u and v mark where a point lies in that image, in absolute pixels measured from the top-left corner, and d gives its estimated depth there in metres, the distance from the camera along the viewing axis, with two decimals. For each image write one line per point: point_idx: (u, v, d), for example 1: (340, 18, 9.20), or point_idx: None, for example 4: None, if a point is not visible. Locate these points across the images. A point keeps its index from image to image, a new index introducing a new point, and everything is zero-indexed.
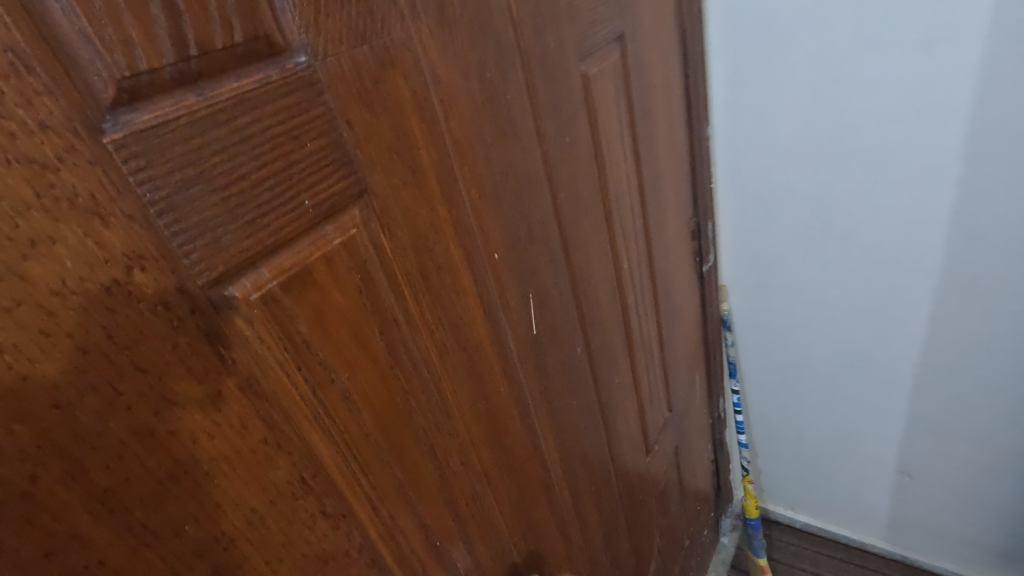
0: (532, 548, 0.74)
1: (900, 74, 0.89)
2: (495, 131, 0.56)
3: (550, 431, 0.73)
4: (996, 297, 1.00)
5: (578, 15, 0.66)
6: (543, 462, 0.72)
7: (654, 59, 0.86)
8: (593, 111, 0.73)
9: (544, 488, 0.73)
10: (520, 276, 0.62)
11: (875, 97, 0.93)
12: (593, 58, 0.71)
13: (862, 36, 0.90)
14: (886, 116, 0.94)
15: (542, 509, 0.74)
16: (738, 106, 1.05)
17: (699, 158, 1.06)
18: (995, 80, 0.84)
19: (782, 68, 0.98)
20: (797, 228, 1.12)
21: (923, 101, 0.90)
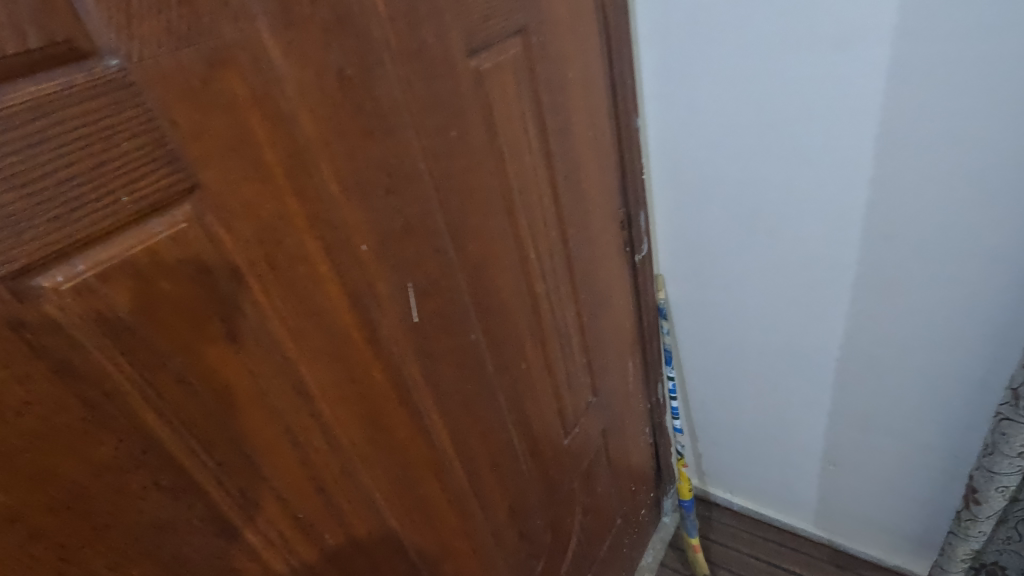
0: (420, 522, 0.78)
1: (816, 71, 0.90)
2: (360, 128, 0.57)
3: (439, 413, 0.76)
4: (908, 293, 1.03)
5: (464, 10, 0.67)
6: (431, 443, 0.76)
7: (569, 51, 0.87)
8: (490, 104, 0.74)
9: (433, 467, 0.78)
10: (394, 267, 0.65)
11: (794, 93, 0.94)
12: (487, 52, 0.71)
13: (782, 33, 0.90)
14: (805, 114, 0.95)
15: (432, 487, 0.78)
16: (668, 98, 1.05)
17: (628, 148, 1.07)
18: (904, 80, 0.85)
19: (708, 61, 0.98)
20: (726, 220, 1.15)
21: (837, 99, 0.91)
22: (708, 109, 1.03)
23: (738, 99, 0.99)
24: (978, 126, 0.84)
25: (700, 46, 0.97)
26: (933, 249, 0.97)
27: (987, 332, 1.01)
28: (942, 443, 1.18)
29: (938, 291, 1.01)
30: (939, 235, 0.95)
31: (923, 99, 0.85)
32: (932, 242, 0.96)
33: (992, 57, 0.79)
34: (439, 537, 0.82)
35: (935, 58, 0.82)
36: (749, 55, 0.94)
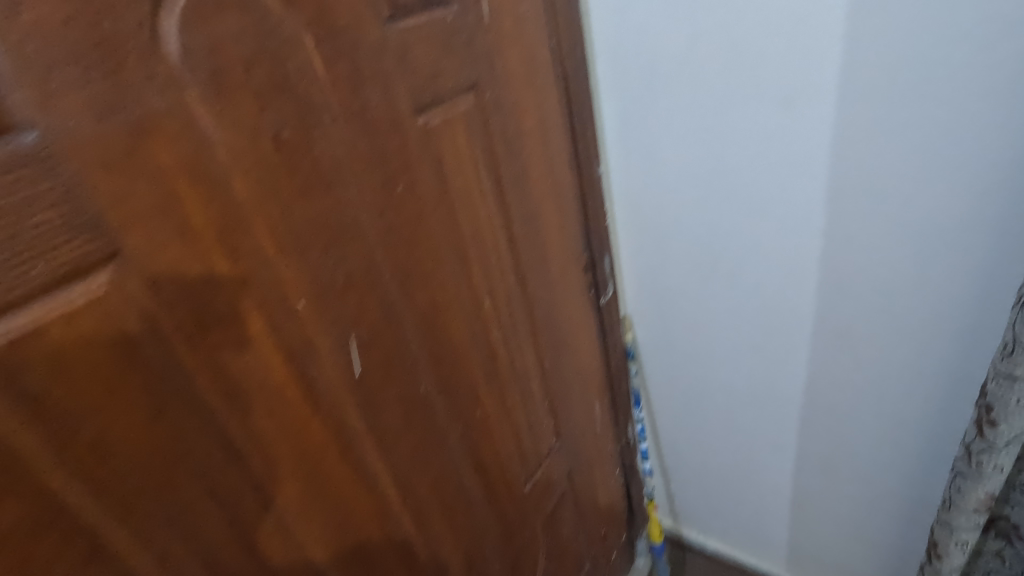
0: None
1: (765, 127, 0.93)
2: (298, 186, 0.58)
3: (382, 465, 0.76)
4: (864, 343, 1.05)
5: (411, 71, 0.69)
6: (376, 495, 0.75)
7: (525, 103, 0.89)
8: (440, 158, 0.76)
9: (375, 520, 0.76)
10: (335, 321, 0.65)
11: (746, 146, 0.97)
12: (436, 109, 0.73)
13: (732, 91, 0.93)
14: (758, 166, 0.98)
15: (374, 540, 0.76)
16: (629, 147, 1.09)
17: (590, 194, 1.09)
18: (848, 139, 0.88)
19: (665, 115, 1.01)
20: (687, 265, 1.17)
21: (787, 154, 0.94)
22: (666, 159, 1.06)
23: (694, 150, 1.02)
24: (919, 184, 0.87)
25: (656, 98, 1.01)
26: (884, 301, 0.99)
27: (944, 383, 1.01)
28: (906, 492, 1.17)
29: (894, 342, 1.02)
30: (889, 288, 0.97)
31: (866, 157, 0.88)
32: (883, 295, 0.98)
33: (928, 119, 0.81)
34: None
35: (877, 117, 0.85)
36: (703, 109, 0.97)
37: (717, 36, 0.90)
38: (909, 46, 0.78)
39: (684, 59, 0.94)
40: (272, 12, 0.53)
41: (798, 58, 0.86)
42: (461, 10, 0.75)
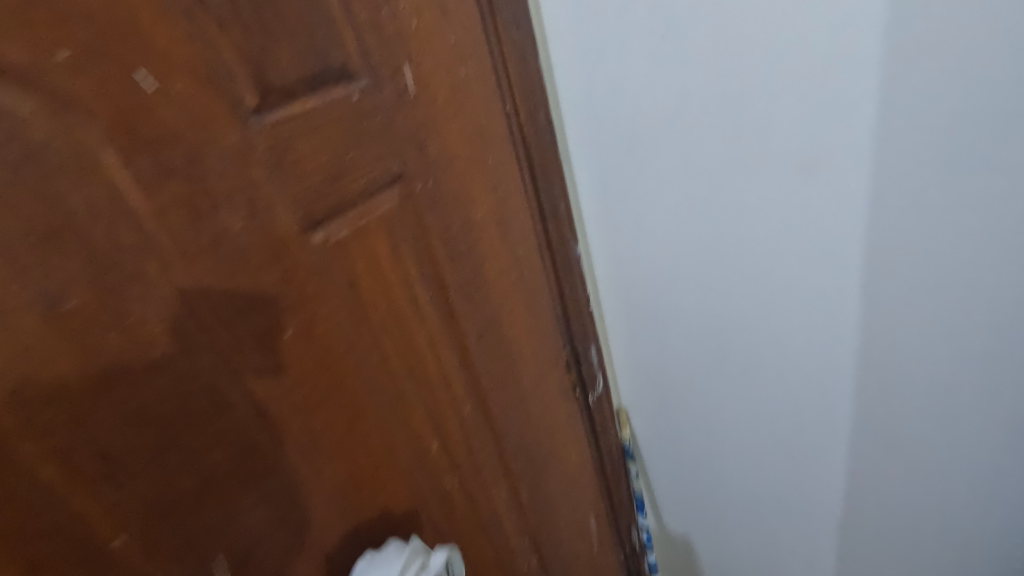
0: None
1: (778, 198, 0.78)
2: (90, 382, 0.39)
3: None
4: (912, 436, 0.91)
5: (297, 176, 0.50)
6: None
7: (473, 188, 0.70)
8: (353, 279, 0.57)
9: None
10: (179, 548, 0.45)
11: (759, 222, 0.81)
12: (340, 218, 0.54)
13: (734, 159, 0.77)
14: (774, 245, 0.82)
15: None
16: (613, 223, 0.90)
17: (567, 280, 0.90)
18: (886, 215, 0.74)
19: (655, 187, 0.84)
20: (690, 357, 0.98)
21: (810, 230, 0.79)
22: (660, 235, 0.88)
23: (694, 228, 0.85)
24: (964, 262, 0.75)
25: (640, 167, 0.83)
26: (933, 391, 0.86)
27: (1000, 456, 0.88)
28: None
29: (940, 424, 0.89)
30: (936, 378, 0.85)
31: (907, 239, 0.75)
32: (933, 384, 0.85)
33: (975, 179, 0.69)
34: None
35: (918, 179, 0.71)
36: (701, 177, 0.81)
37: (711, 92, 0.74)
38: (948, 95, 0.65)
39: (673, 120, 0.78)
40: (28, 127, 0.35)
41: (813, 117, 0.71)
42: (372, 83, 0.56)
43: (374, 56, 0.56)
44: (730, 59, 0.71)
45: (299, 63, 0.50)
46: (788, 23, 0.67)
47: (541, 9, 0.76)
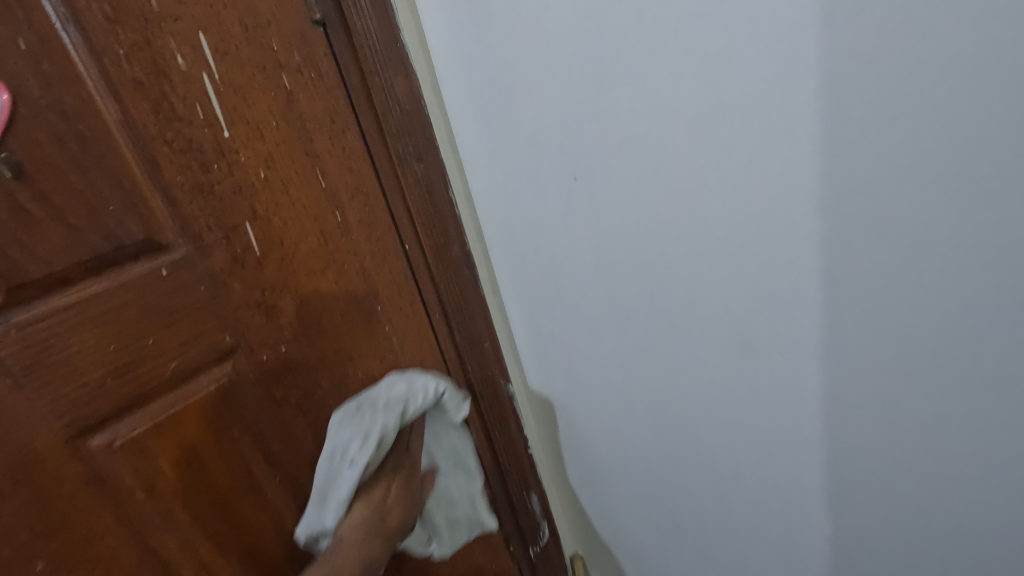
0: (392, 509, 0.57)
1: (714, 373, 0.59)
2: None
3: (333, 505, 0.55)
4: None
5: (58, 379, 0.42)
6: (373, 525, 0.55)
7: (353, 341, 0.60)
8: (153, 481, 0.48)
9: (371, 489, 0.57)
10: None
11: (695, 393, 0.62)
12: (132, 415, 0.46)
13: (660, 317, 0.60)
14: (718, 424, 0.62)
15: (391, 518, 0.57)
16: (549, 370, 0.75)
17: (496, 427, 0.76)
18: (853, 423, 0.52)
19: (588, 336, 0.68)
20: (642, 526, 0.79)
21: (754, 417, 0.59)
22: (593, 393, 0.72)
23: (631, 384, 0.67)
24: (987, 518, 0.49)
25: (568, 311, 0.68)
26: None
27: None
28: None
29: None
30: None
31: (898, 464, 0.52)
32: None
33: (972, 428, 0.46)
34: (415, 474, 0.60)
35: (887, 401, 0.49)
36: (632, 340, 0.64)
37: (632, 235, 0.57)
38: (926, 307, 0.44)
39: (597, 263, 0.61)
40: None
41: (757, 299, 0.52)
42: (193, 253, 0.48)
43: (193, 222, 0.48)
44: (646, 199, 0.54)
45: (75, 245, 0.43)
46: (713, 182, 0.49)
47: (453, 134, 0.63)
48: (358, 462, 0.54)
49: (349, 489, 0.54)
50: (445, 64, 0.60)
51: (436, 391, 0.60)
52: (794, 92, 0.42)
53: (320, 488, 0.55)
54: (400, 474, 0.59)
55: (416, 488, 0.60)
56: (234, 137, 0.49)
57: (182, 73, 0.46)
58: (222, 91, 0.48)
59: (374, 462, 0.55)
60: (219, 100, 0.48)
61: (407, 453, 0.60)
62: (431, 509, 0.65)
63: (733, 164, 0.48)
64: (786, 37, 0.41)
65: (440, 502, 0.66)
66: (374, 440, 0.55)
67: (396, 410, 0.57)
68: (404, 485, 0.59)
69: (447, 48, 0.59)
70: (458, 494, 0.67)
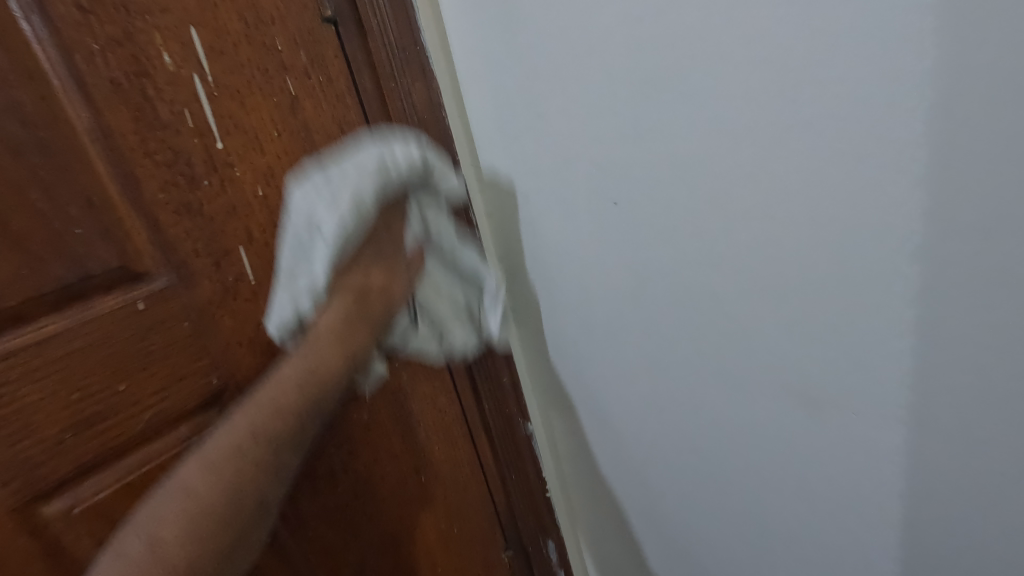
0: (362, 324, 0.46)
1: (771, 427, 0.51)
2: None
3: (308, 296, 0.44)
4: None
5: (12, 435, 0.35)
6: (351, 319, 0.46)
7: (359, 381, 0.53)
8: None
9: (344, 289, 0.46)
10: None
11: (744, 448, 0.54)
12: (100, 473, 0.39)
13: (710, 362, 0.52)
14: (767, 481, 0.55)
15: (361, 325, 0.46)
16: (576, 414, 0.66)
17: (512, 471, 0.68)
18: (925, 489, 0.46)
19: (621, 379, 0.59)
20: None
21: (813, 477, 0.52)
22: (626, 441, 0.63)
23: (671, 435, 0.59)
24: None
25: (600, 351, 0.59)
26: None
27: None
28: None
29: None
30: None
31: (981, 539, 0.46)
32: None
33: None
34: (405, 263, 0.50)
35: (1010, 470, 0.42)
36: (675, 387, 0.56)
37: (681, 271, 0.49)
38: None
39: (636, 301, 0.53)
40: None
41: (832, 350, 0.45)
42: (177, 284, 0.41)
43: (176, 248, 0.41)
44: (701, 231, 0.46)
45: (36, 276, 0.36)
46: (794, 214, 0.42)
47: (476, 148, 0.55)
48: (319, 279, 0.43)
49: (324, 273, 0.43)
50: (467, 69, 0.52)
51: (415, 155, 0.45)
52: (907, 109, 0.35)
53: (296, 275, 0.44)
54: (385, 241, 0.48)
55: (395, 301, 0.49)
56: (228, 148, 0.42)
57: (171, 75, 0.39)
58: (217, 95, 0.42)
59: (351, 239, 0.43)
60: (213, 107, 0.41)
61: (392, 287, 0.49)
62: (425, 312, 0.54)
63: (819, 191, 0.40)
64: (909, 39, 0.34)
65: (444, 308, 0.54)
66: (346, 207, 0.42)
67: (360, 185, 0.43)
68: (388, 279, 0.48)
69: (472, 51, 0.51)
70: (464, 304, 0.55)
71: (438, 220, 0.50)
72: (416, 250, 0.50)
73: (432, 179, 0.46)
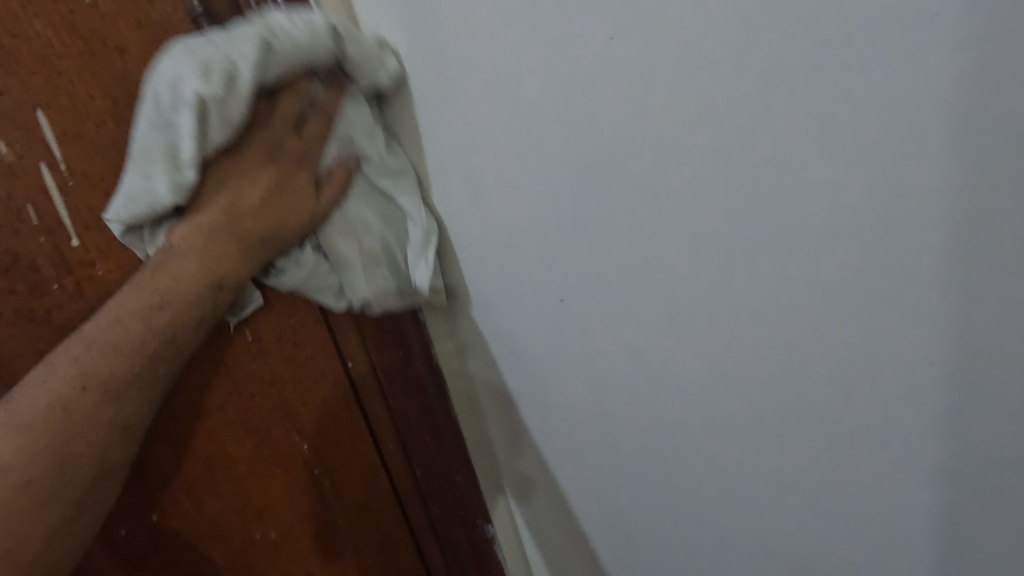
0: (258, 203, 0.38)
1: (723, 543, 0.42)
2: None
3: (165, 165, 0.35)
4: None
5: None
6: (227, 228, 0.38)
7: (263, 486, 0.47)
8: None
9: (233, 172, 0.38)
10: None
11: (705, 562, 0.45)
12: None
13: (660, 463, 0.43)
14: None
15: (255, 220, 0.38)
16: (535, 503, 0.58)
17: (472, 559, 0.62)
18: None
19: (578, 473, 0.51)
20: None
21: None
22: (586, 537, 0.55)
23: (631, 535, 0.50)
24: None
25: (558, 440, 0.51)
26: None
27: None
28: None
29: None
30: None
31: None
32: None
33: None
34: (307, 172, 0.40)
35: None
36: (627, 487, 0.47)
37: (624, 359, 0.41)
38: None
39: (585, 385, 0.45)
40: None
41: (825, 508, 0.35)
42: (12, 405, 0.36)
43: (15, 365, 0.37)
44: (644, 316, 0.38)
45: None
46: (758, 329, 0.33)
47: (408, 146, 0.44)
48: (188, 100, 0.33)
49: (190, 154, 0.34)
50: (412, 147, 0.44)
51: (326, 27, 0.36)
52: (883, 199, 0.26)
53: (157, 144, 0.35)
54: (286, 160, 0.39)
55: (302, 228, 0.40)
56: (86, 246, 0.37)
57: (10, 167, 0.34)
58: (71, 185, 0.36)
59: (222, 112, 0.34)
60: (65, 198, 0.36)
61: (297, 179, 0.39)
62: (323, 244, 0.42)
63: (794, 309, 0.31)
64: (893, 109, 0.24)
65: (367, 242, 0.43)
66: (220, 72, 0.33)
67: (254, 36, 0.34)
68: (283, 180, 0.39)
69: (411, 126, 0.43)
70: (378, 249, 0.43)
71: (360, 136, 0.40)
72: (349, 159, 0.41)
73: (330, 55, 0.37)
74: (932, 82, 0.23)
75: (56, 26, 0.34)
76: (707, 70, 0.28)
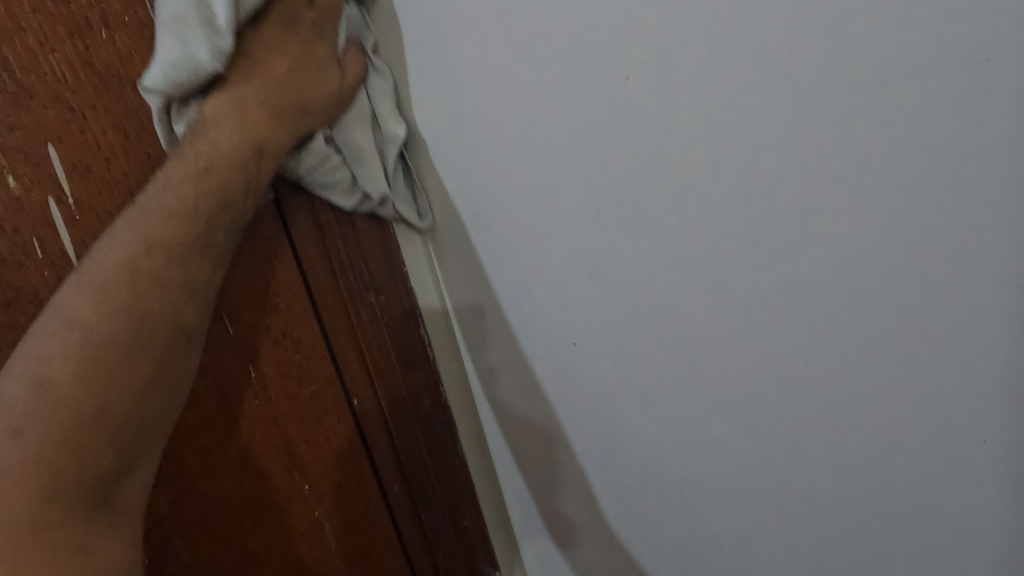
0: (296, 48, 0.36)
1: None
2: None
3: (203, 29, 0.32)
4: None
5: None
6: (278, 39, 0.35)
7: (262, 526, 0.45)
8: None
9: (257, 44, 0.35)
10: None
11: None
12: None
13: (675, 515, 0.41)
14: None
15: (289, 86, 0.35)
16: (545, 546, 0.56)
17: None
18: None
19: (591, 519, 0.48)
20: None
21: None
22: None
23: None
24: None
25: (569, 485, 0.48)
26: None
27: None
28: None
29: None
30: None
31: None
32: None
33: None
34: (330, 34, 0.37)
35: None
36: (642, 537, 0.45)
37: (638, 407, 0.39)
38: None
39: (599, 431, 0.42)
40: None
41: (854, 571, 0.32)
42: None
43: None
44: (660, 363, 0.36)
45: None
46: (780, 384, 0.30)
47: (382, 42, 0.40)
48: None
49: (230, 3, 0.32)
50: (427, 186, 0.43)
51: None
52: (922, 250, 0.24)
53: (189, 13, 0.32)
54: (305, 32, 0.36)
55: (333, 106, 0.37)
56: None
57: (17, 201, 0.34)
58: (77, 219, 0.36)
59: None
60: (71, 232, 0.36)
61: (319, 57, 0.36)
62: (335, 136, 0.39)
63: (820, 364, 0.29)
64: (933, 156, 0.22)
65: (379, 130, 0.40)
66: None
67: None
68: (307, 51, 0.36)
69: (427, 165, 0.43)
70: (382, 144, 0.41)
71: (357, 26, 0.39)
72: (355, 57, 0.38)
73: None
74: (975, 132, 0.21)
75: (72, 61, 0.34)
76: (729, 110, 0.26)
